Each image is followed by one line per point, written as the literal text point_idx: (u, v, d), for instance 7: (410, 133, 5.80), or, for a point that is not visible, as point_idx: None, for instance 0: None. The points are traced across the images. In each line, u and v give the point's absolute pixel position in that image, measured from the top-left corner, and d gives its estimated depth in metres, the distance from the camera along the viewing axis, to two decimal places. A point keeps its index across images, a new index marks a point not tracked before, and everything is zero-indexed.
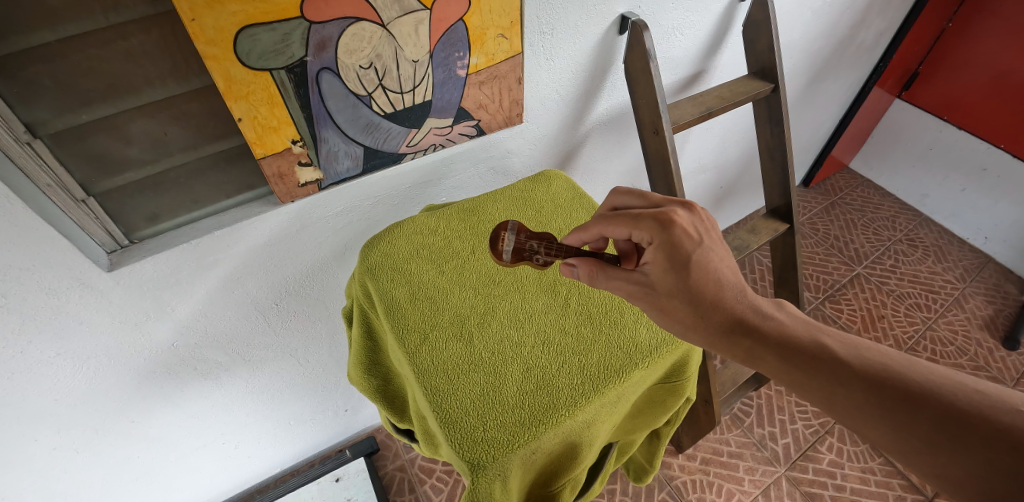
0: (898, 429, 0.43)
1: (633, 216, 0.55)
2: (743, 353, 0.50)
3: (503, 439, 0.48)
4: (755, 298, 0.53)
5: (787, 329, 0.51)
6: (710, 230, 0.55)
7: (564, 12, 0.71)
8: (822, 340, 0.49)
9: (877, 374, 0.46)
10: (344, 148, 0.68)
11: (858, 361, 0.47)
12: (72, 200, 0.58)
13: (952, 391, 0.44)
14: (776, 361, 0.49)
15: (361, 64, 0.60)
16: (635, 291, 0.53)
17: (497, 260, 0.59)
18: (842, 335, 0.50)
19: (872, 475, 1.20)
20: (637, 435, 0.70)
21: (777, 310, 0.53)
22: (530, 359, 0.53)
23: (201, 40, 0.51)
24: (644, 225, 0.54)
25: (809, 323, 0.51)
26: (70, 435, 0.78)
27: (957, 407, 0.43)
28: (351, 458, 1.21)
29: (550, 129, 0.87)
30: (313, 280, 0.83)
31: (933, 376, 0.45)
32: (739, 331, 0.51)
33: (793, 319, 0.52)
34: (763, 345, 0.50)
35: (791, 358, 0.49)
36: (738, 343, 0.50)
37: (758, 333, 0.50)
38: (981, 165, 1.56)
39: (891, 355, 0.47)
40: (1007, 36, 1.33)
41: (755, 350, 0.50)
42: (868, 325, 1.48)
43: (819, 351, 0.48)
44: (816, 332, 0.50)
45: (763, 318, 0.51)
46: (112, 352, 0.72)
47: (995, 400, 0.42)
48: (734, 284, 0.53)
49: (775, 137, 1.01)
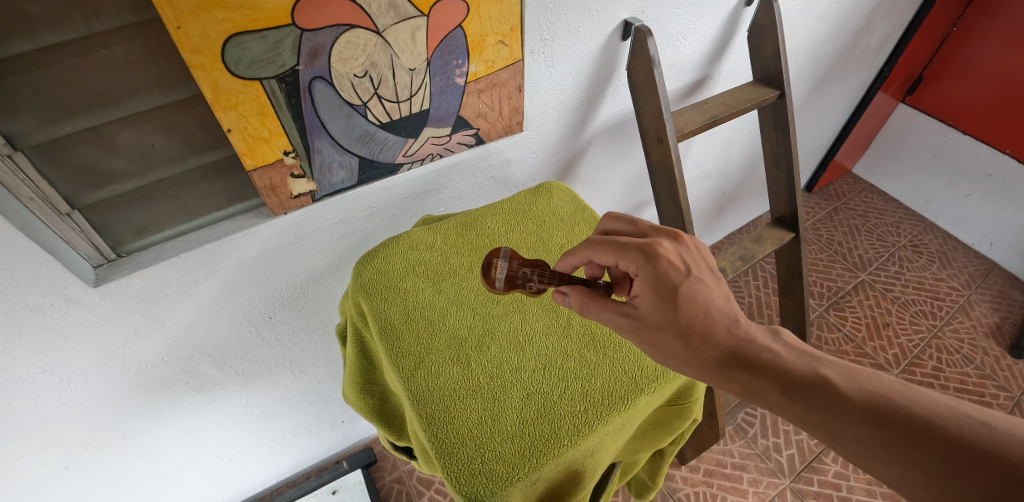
0: (902, 464, 0.41)
1: (621, 247, 0.52)
2: (740, 387, 0.48)
3: (501, 471, 0.45)
4: (749, 327, 0.51)
5: (784, 359, 0.48)
6: (700, 261, 0.53)
7: (565, 18, 0.69)
8: (821, 373, 0.47)
9: (877, 407, 0.44)
10: (338, 159, 0.66)
11: (858, 392, 0.45)
12: (55, 214, 0.56)
13: (956, 424, 0.41)
14: (775, 395, 0.47)
15: (356, 72, 0.58)
16: (624, 324, 0.51)
17: (490, 287, 0.57)
18: (840, 364, 0.48)
19: (879, 487, 1.17)
20: (640, 455, 0.68)
21: (773, 340, 0.50)
22: (530, 384, 0.51)
23: (187, 48, 0.48)
24: (630, 258, 0.51)
25: (806, 354, 0.49)
26: (59, 451, 0.76)
27: (965, 441, 0.40)
28: (349, 470, 1.18)
29: (551, 138, 0.85)
30: (308, 291, 0.81)
31: (936, 408, 0.43)
32: (733, 365, 0.49)
33: (790, 350, 0.50)
34: (759, 379, 0.48)
35: (791, 391, 0.46)
36: (733, 377, 0.48)
37: (755, 366, 0.48)
38: (987, 170, 1.54)
39: (894, 385, 0.45)
40: (1012, 40, 1.32)
41: (752, 384, 0.48)
42: (873, 334, 1.46)
43: (817, 385, 0.46)
44: (815, 363, 0.48)
45: (758, 351, 0.49)
46: (99, 369, 0.69)
47: (1004, 433, 0.40)
48: (726, 314, 0.51)
49: (781, 144, 0.99)
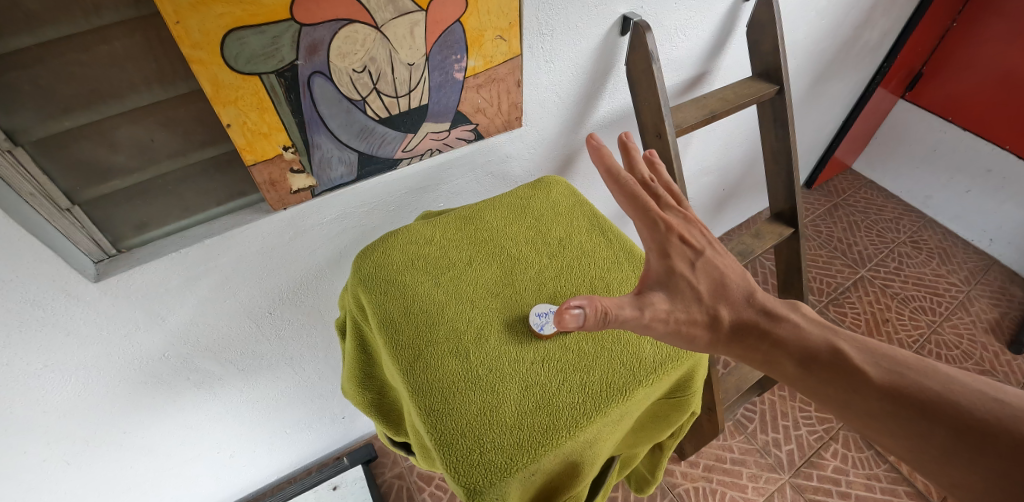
0: (914, 438, 0.44)
1: (640, 210, 0.54)
2: (761, 357, 0.50)
3: (499, 463, 0.46)
4: (767, 299, 0.52)
5: (803, 331, 0.50)
6: (703, 230, 0.55)
7: (564, 13, 0.69)
8: (839, 346, 0.49)
9: (893, 382, 0.46)
10: (338, 154, 0.66)
11: (874, 367, 0.47)
12: (56, 208, 0.57)
13: (970, 400, 0.44)
14: (795, 367, 0.49)
15: (355, 67, 0.58)
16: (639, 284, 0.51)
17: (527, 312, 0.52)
18: (857, 338, 0.49)
19: (878, 482, 1.18)
20: (639, 448, 0.68)
21: (791, 311, 0.52)
22: (529, 376, 0.51)
23: (186, 44, 0.49)
24: (648, 227, 0.53)
25: (825, 326, 0.51)
26: (61, 447, 0.77)
27: (976, 417, 0.43)
28: (349, 466, 1.18)
29: (550, 133, 0.85)
30: (307, 287, 0.81)
31: (948, 383, 0.45)
32: (755, 335, 0.50)
33: (809, 321, 0.52)
34: (779, 350, 0.50)
35: (809, 365, 0.49)
36: (755, 348, 0.50)
37: (775, 338, 0.50)
38: (986, 166, 1.54)
39: (909, 361, 0.47)
40: (1012, 36, 1.32)
41: (773, 354, 0.50)
42: (873, 329, 1.46)
43: (835, 359, 0.48)
44: (832, 335, 0.50)
45: (777, 322, 0.51)
46: (100, 364, 0.70)
47: (1014, 409, 0.42)
48: (743, 286, 0.53)
49: (779, 139, 0.99)
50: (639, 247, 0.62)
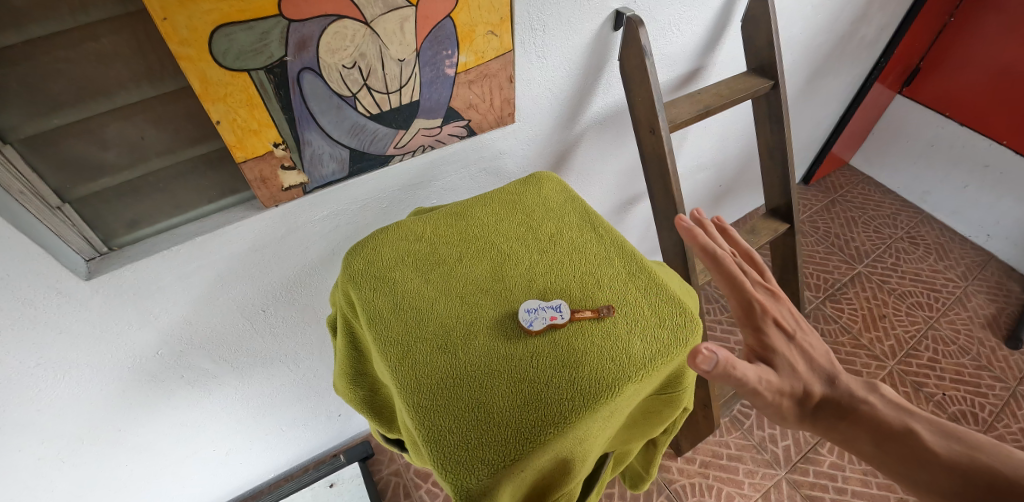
0: None
1: (738, 292, 0.54)
2: (839, 437, 0.51)
3: (488, 459, 0.45)
4: (845, 379, 0.53)
5: (879, 413, 0.51)
6: (792, 310, 0.56)
7: (555, 8, 0.69)
8: (913, 427, 0.49)
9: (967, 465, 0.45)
10: (329, 151, 0.66)
11: (948, 450, 0.46)
12: (46, 207, 0.56)
13: None
14: (867, 445, 0.50)
15: (344, 63, 0.58)
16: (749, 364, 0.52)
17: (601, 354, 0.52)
18: (934, 419, 0.49)
19: (875, 477, 1.18)
20: (633, 444, 0.68)
21: (870, 391, 0.52)
22: (518, 372, 0.51)
23: (174, 40, 0.48)
24: (744, 306, 0.54)
25: (901, 408, 0.51)
26: (55, 445, 0.76)
27: None
28: (346, 463, 1.19)
29: (544, 129, 0.85)
30: (301, 284, 0.81)
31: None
32: (836, 415, 0.51)
33: (887, 403, 0.51)
34: (851, 427, 0.50)
35: (881, 443, 0.49)
36: (827, 424, 0.51)
37: (848, 415, 0.51)
38: (984, 161, 1.53)
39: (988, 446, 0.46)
40: (1009, 30, 1.31)
41: (849, 433, 0.51)
42: (870, 325, 1.46)
43: (907, 440, 0.48)
44: (907, 417, 0.50)
45: (851, 400, 0.52)
46: (93, 362, 0.70)
47: None
48: (824, 367, 0.54)
49: (774, 134, 0.99)
50: (631, 243, 0.62)
